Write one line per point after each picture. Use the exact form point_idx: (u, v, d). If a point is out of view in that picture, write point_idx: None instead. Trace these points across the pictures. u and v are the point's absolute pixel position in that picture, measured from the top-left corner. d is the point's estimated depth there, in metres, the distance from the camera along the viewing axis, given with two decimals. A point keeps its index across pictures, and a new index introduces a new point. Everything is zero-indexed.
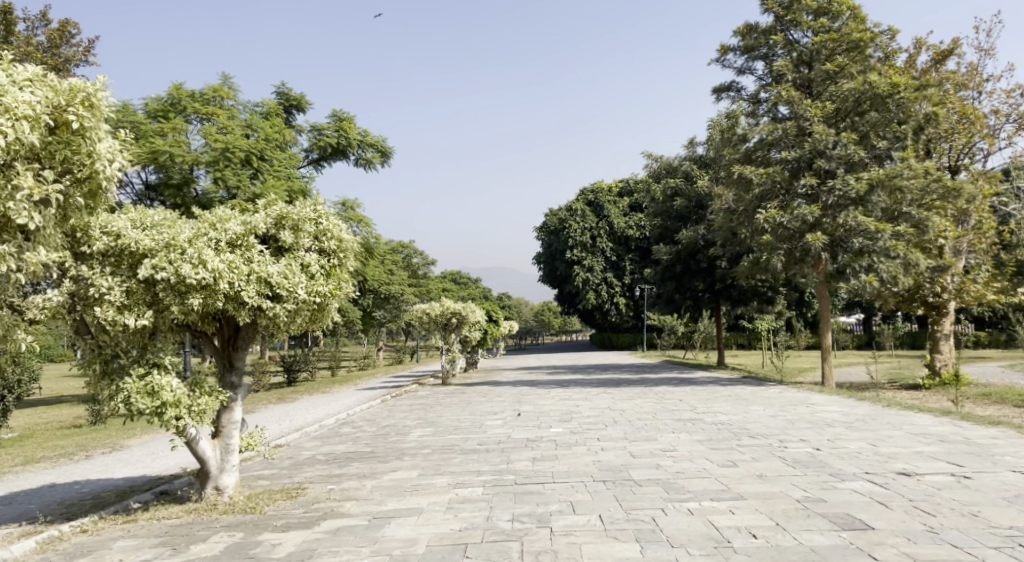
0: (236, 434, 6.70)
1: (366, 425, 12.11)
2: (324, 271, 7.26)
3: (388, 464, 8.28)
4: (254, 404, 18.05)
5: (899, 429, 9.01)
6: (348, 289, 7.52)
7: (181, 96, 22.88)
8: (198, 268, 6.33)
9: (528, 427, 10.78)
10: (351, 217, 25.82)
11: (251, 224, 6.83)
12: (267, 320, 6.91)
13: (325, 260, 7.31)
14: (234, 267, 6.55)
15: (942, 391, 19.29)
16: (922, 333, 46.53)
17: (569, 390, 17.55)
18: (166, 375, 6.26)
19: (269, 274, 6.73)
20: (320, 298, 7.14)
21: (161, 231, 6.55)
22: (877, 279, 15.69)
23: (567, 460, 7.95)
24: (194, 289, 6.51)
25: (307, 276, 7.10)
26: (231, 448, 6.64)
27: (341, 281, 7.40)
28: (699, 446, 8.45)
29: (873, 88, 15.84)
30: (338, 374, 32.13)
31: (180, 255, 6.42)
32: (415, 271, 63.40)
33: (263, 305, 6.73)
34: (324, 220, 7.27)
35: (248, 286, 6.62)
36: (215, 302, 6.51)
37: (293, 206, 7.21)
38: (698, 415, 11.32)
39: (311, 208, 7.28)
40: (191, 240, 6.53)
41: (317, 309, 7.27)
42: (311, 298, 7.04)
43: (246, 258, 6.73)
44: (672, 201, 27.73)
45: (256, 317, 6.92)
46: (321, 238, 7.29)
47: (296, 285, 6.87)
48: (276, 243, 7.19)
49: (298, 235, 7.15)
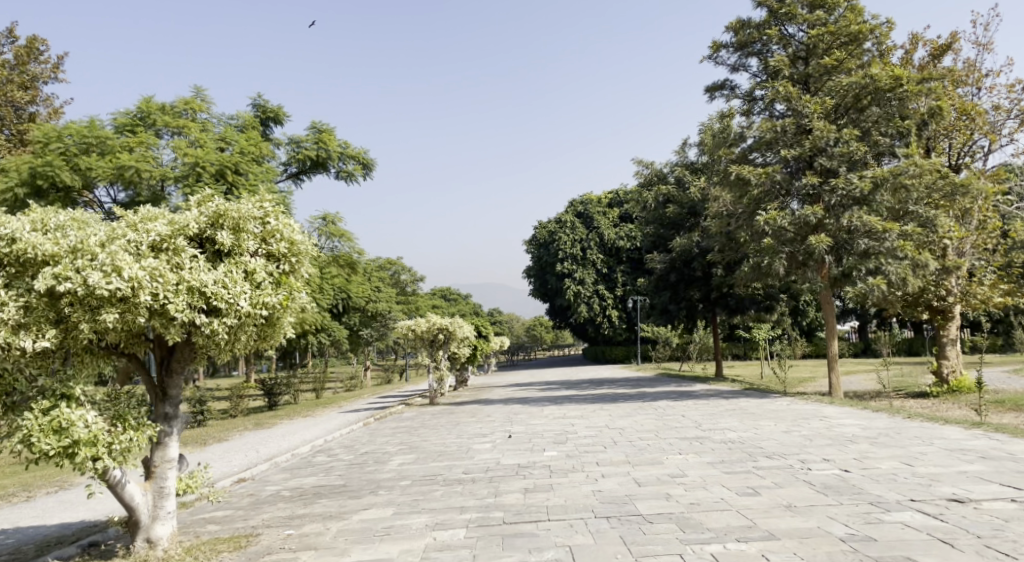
0: (171, 475, 5.88)
1: (343, 453, 11.12)
2: (273, 279, 6.46)
3: (360, 500, 7.30)
4: (229, 432, 16.96)
5: (930, 444, 8.13)
6: (302, 299, 6.70)
7: (151, 109, 22.03)
8: (110, 276, 5.41)
9: (520, 451, 9.84)
10: (333, 232, 25.01)
11: (180, 224, 6.04)
12: (204, 337, 6.03)
13: (274, 266, 6.51)
14: (158, 275, 5.62)
15: (951, 399, 18.47)
16: (918, 339, 45.74)
17: (562, 408, 16.60)
18: (78, 409, 5.24)
19: (203, 283, 5.84)
20: (268, 311, 6.28)
21: (67, 233, 5.65)
22: (885, 282, 14.87)
23: (563, 491, 7.00)
24: (109, 302, 5.61)
25: (253, 285, 6.25)
26: (166, 492, 5.82)
27: (294, 291, 6.58)
28: (712, 470, 7.52)
29: (874, 82, 15.12)
30: (323, 396, 31.04)
31: (90, 262, 5.52)
32: (404, 288, 62.39)
33: (197, 320, 5.84)
34: (273, 221, 6.47)
35: (177, 298, 5.70)
36: (136, 317, 5.62)
37: (233, 202, 6.34)
38: (705, 433, 10.39)
39: (255, 206, 6.42)
40: (105, 244, 5.66)
41: (266, 324, 6.43)
42: (257, 310, 6.18)
43: (176, 264, 5.86)
44: (664, 208, 27.00)
45: (191, 334, 6.03)
46: (269, 240, 6.48)
47: (238, 294, 6.02)
48: (213, 246, 6.30)
49: (240, 236, 6.33)
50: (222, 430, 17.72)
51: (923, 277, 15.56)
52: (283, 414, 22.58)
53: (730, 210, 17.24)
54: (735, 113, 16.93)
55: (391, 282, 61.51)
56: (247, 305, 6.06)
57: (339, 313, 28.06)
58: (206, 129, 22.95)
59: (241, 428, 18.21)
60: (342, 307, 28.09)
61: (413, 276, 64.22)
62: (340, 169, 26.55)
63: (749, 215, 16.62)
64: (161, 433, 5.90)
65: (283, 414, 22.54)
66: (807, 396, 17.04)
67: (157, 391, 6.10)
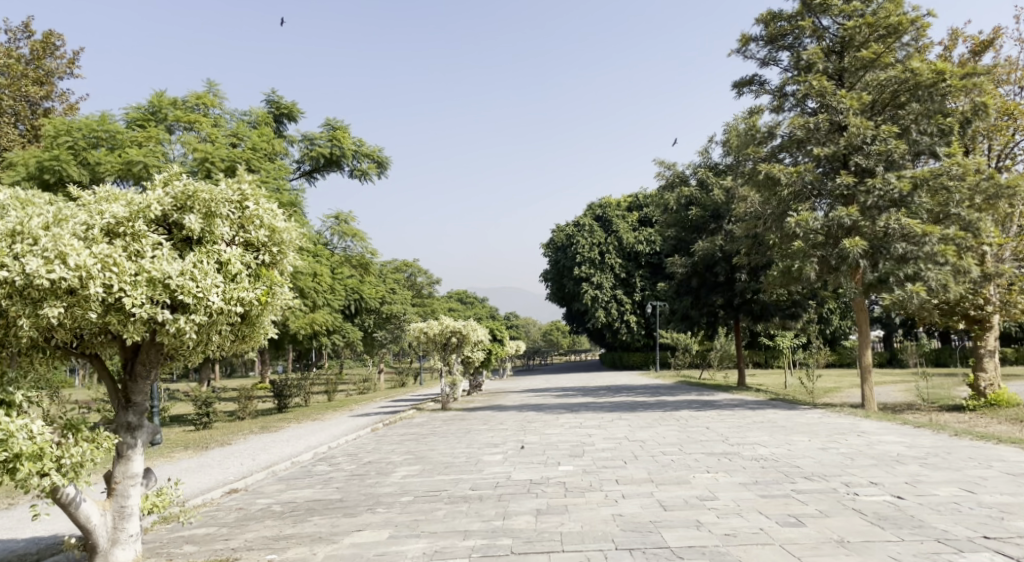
0: (132, 493, 5.78)
1: (346, 462, 10.49)
2: (251, 270, 6.42)
3: (355, 519, 6.64)
4: (233, 435, 16.40)
5: (989, 467, 7.33)
6: (283, 293, 6.64)
7: (162, 104, 21.57)
8: (53, 265, 5.35)
9: (533, 464, 9.13)
10: (345, 231, 24.53)
11: (139, 205, 6.01)
12: (171, 337, 5.94)
13: (253, 256, 6.45)
14: (111, 264, 5.57)
15: (990, 413, 17.47)
16: (946, 350, 44.27)
17: (579, 416, 15.87)
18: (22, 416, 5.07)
19: (166, 275, 5.76)
20: (243, 306, 6.21)
21: (11, 214, 5.60)
22: (925, 289, 13.96)
23: (580, 514, 6.29)
24: (57, 294, 5.55)
25: (227, 278, 6.18)
26: (125, 513, 5.73)
27: (273, 284, 6.53)
28: (745, 492, 6.78)
29: (915, 77, 14.37)
30: (335, 399, 30.49)
31: (31, 246, 5.46)
32: (420, 290, 61.84)
33: (161, 316, 5.76)
34: (252, 205, 6.40)
35: (136, 291, 5.65)
36: (87, 312, 5.56)
37: (205, 185, 6.26)
38: (734, 448, 9.63)
39: (230, 189, 6.32)
40: (50, 228, 5.59)
41: (244, 320, 6.39)
42: (230, 306, 6.11)
43: (137, 252, 5.81)
44: (687, 211, 26.18)
45: (158, 333, 5.95)
46: (248, 228, 6.43)
47: (208, 288, 5.94)
48: (181, 232, 6.25)
49: (213, 222, 6.24)
50: (227, 433, 17.19)
51: (964, 284, 14.67)
52: (292, 417, 22.04)
53: (758, 211, 16.42)
54: (764, 109, 16.14)
55: (407, 284, 61.01)
56: (217, 300, 5.98)
57: (352, 314, 27.50)
58: (218, 124, 22.46)
59: (248, 431, 17.69)
60: (356, 308, 27.54)
61: (429, 278, 63.69)
62: (354, 167, 25.97)
63: (778, 217, 15.77)
64: (124, 445, 5.82)
65: (292, 417, 22.01)
66: (837, 408, 16.18)
67: (121, 398, 6.01)
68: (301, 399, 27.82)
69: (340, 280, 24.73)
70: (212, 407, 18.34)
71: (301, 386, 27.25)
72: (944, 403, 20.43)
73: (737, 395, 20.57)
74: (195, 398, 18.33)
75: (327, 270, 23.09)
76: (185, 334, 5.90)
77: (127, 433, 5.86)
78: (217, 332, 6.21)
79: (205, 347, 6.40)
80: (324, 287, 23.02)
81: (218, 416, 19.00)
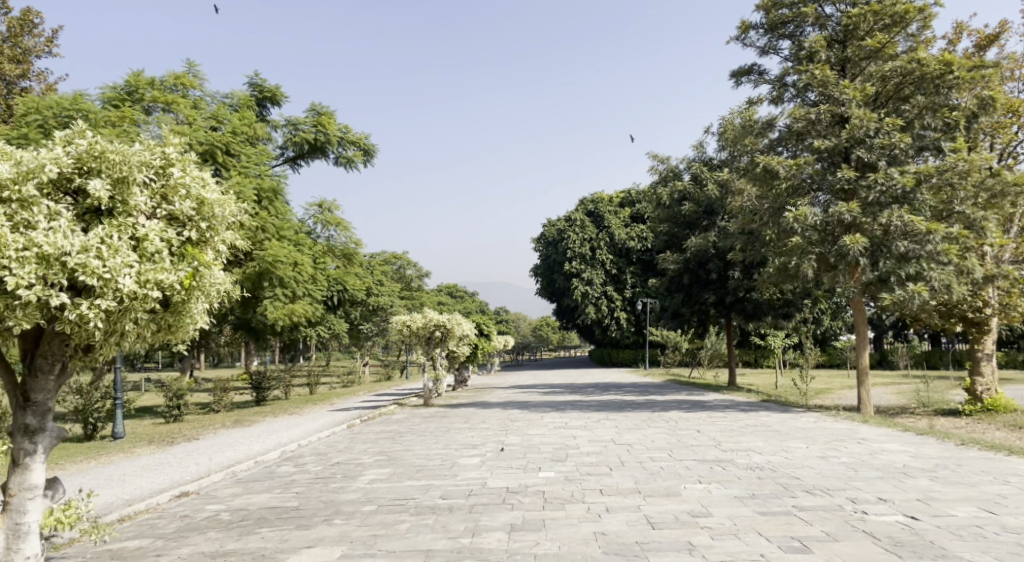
0: (28, 508, 5.46)
1: (313, 463, 9.80)
2: (175, 249, 5.86)
3: (309, 532, 5.97)
4: (202, 430, 15.66)
5: (1006, 483, 6.74)
6: (215, 277, 6.03)
7: (139, 84, 20.71)
8: None
9: (511, 469, 8.47)
10: (328, 220, 23.80)
11: (30, 166, 5.46)
12: (74, 324, 5.42)
13: (176, 233, 5.89)
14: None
15: (988, 418, 16.93)
16: (937, 352, 43.79)
17: (565, 416, 15.23)
18: None
19: (63, 250, 5.27)
20: (163, 291, 5.63)
21: None
22: (928, 289, 13.37)
23: (558, 532, 5.65)
24: None
25: (144, 257, 5.62)
26: (20, 531, 5.42)
27: (201, 266, 5.94)
28: (741, 509, 6.16)
29: (921, 68, 13.78)
30: (316, 392, 29.76)
31: None
32: (409, 283, 61.02)
33: (58, 300, 5.26)
34: (175, 172, 5.91)
35: (29, 271, 5.18)
36: None
37: (116, 147, 5.73)
38: (727, 455, 9.01)
39: (146, 155, 5.81)
40: None
41: (165, 308, 5.85)
42: (144, 290, 5.52)
43: (32, 225, 5.34)
44: (680, 206, 25.56)
45: (61, 321, 5.46)
46: (171, 200, 5.93)
47: (116, 269, 5.39)
48: (93, 203, 5.71)
49: (127, 191, 5.72)
50: (197, 427, 16.47)
51: (966, 285, 14.12)
52: (268, 411, 21.28)
53: (755, 205, 15.79)
54: (764, 100, 15.51)
55: (395, 277, 60.24)
56: (127, 283, 5.43)
57: (335, 306, 26.76)
58: (197, 107, 21.66)
59: (221, 425, 16.98)
60: (339, 300, 26.81)
61: (419, 270, 62.92)
62: (339, 154, 25.19)
63: (775, 212, 15.17)
64: (19, 453, 5.53)
65: (270, 410, 21.30)
66: (832, 411, 15.61)
67: (20, 398, 5.67)
68: (281, 392, 27.08)
69: (323, 270, 24.02)
70: (184, 399, 17.60)
71: (281, 378, 26.50)
72: (939, 407, 19.88)
73: (728, 396, 20.00)
74: (166, 390, 17.58)
75: (308, 260, 22.39)
76: (90, 321, 5.40)
77: (24, 438, 5.58)
78: (133, 321, 5.63)
79: (123, 340, 5.77)
80: (306, 277, 22.32)
81: (191, 408, 18.27)
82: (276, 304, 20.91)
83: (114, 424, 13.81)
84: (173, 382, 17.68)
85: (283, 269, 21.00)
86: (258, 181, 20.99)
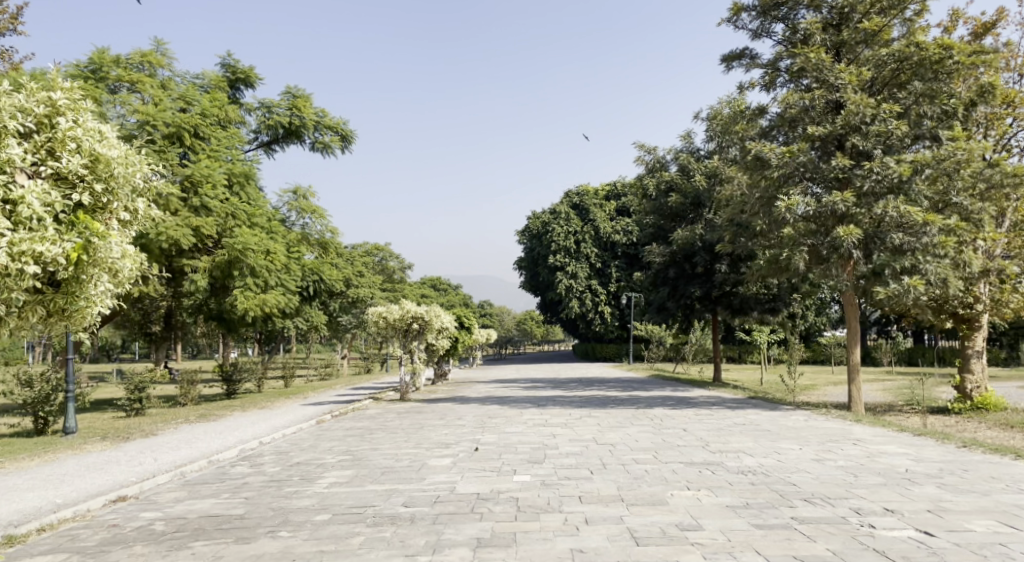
0: None
1: (271, 463, 9.07)
2: (63, 216, 5.76)
3: (248, 547, 5.27)
4: (161, 425, 14.86)
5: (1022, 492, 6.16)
6: (110, 245, 5.96)
7: (104, 62, 19.81)
8: None
9: (483, 472, 7.80)
10: (303, 207, 22.97)
11: None
12: None
13: (62, 198, 5.81)
14: None
15: (979, 416, 16.47)
16: (920, 348, 43.65)
17: (545, 412, 14.59)
18: None
19: None
20: (47, 260, 5.53)
21: None
22: (924, 283, 12.85)
23: (530, 549, 4.97)
24: None
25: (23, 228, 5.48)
26: None
27: (94, 232, 5.83)
28: (735, 520, 5.53)
29: (919, 52, 13.24)
30: (292, 385, 28.94)
31: None
32: (391, 275, 60.14)
33: None
34: (60, 129, 5.85)
35: None
36: None
37: None
38: (715, 457, 8.40)
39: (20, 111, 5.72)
40: None
41: (56, 279, 5.81)
42: (23, 261, 5.40)
43: None
44: (666, 197, 24.98)
45: None
46: (56, 157, 5.84)
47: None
48: None
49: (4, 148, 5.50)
50: (160, 421, 15.66)
51: (961, 279, 13.62)
52: (238, 405, 20.46)
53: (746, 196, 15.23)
54: (756, 85, 14.92)
55: (377, 269, 59.35)
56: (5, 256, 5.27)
57: (312, 297, 25.93)
58: (165, 87, 20.79)
59: (186, 419, 16.18)
60: (316, 291, 26.01)
61: (401, 262, 61.98)
62: (316, 140, 24.35)
63: (766, 203, 14.63)
64: None
65: (240, 404, 20.50)
66: (822, 408, 15.07)
67: None
68: (255, 385, 26.23)
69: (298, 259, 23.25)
70: (147, 391, 16.79)
71: (255, 371, 25.67)
72: (928, 405, 19.44)
73: (714, 392, 19.48)
74: (128, 382, 16.76)
75: (281, 248, 21.60)
76: None
77: None
78: (13, 299, 5.57)
79: (7, 323, 5.80)
80: (279, 265, 21.56)
81: (154, 402, 17.46)
82: (246, 294, 20.09)
83: (66, 418, 12.98)
84: (135, 374, 16.85)
85: (254, 258, 20.26)
86: (228, 165, 20.22)
